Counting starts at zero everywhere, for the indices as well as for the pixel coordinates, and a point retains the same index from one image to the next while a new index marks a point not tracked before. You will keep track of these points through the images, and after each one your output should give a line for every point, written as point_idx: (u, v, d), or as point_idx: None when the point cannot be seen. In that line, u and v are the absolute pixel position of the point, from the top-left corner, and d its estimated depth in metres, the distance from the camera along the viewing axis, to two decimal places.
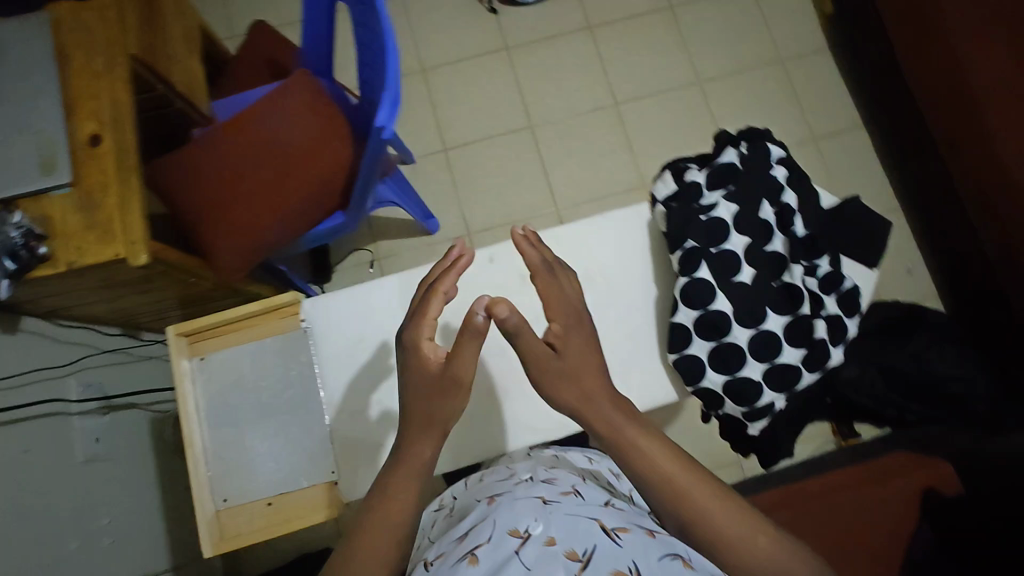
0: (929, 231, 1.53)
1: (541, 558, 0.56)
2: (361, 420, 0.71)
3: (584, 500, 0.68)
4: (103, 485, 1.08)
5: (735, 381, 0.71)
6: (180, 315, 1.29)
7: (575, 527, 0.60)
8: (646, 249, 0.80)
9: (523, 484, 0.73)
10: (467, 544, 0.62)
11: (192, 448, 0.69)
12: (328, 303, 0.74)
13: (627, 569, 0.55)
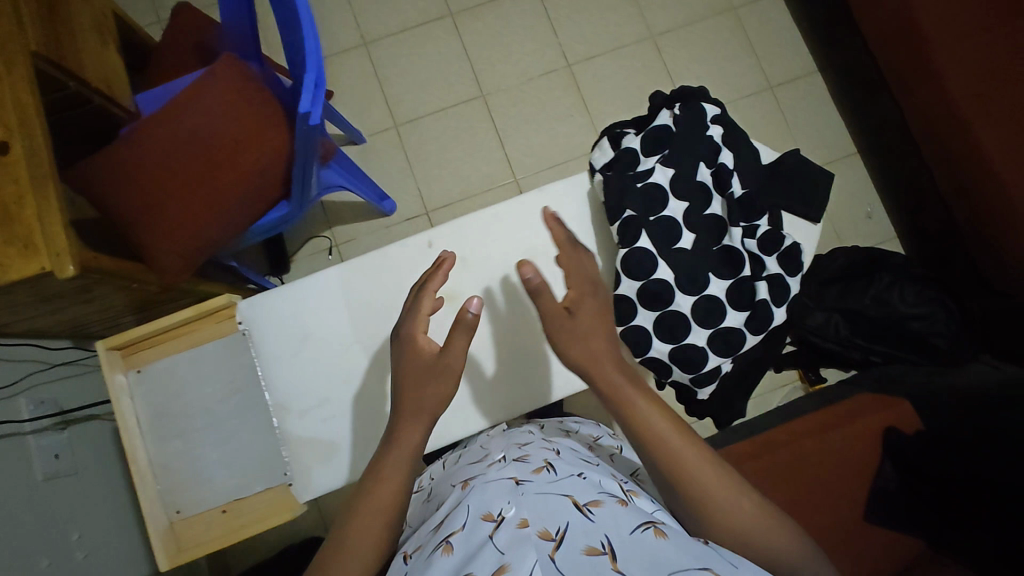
0: (886, 173, 1.53)
1: (513, 539, 0.53)
2: (309, 419, 0.73)
3: (557, 472, 0.64)
4: (69, 501, 1.05)
5: (679, 349, 0.73)
6: (132, 321, 1.25)
7: (546, 506, 0.57)
8: (586, 222, 0.80)
9: (496, 462, 0.69)
10: (440, 534, 0.59)
11: (137, 463, 0.69)
12: (269, 300, 0.74)
13: (601, 545, 0.52)
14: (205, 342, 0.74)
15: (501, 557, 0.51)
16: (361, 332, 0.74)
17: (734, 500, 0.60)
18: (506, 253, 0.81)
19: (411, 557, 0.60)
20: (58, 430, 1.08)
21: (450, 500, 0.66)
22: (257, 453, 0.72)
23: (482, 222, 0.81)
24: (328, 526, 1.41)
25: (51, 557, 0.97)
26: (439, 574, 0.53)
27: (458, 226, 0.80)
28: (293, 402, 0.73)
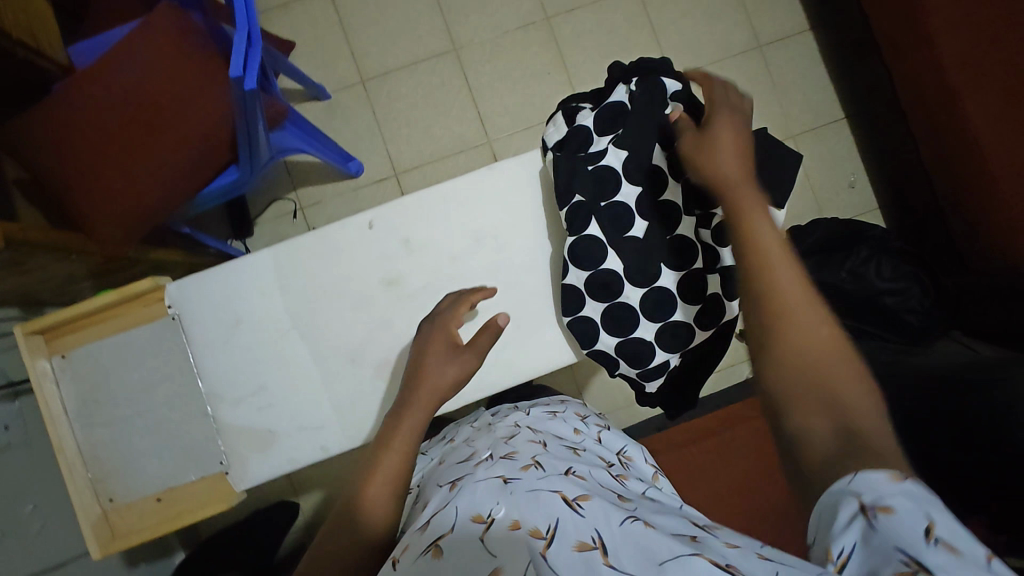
0: (872, 141, 1.48)
1: (506, 541, 0.51)
2: (242, 407, 0.75)
3: (545, 470, 0.63)
4: (22, 472, 1.04)
5: (625, 342, 0.73)
6: (84, 289, 1.20)
7: (535, 501, 0.56)
8: (536, 204, 0.77)
9: (484, 462, 0.68)
10: (428, 535, 0.55)
11: (63, 453, 0.72)
12: (198, 283, 0.75)
13: (591, 540, 0.51)
14: (132, 327, 0.75)
15: (494, 561, 0.50)
16: (297, 319, 0.76)
17: (813, 339, 0.57)
18: (451, 237, 0.77)
19: (396, 562, 0.55)
20: (9, 402, 1.06)
21: (437, 501, 0.62)
22: (191, 441, 0.74)
23: (424, 200, 0.77)
24: (299, 492, 1.42)
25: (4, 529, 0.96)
26: None
27: (397, 203, 0.77)
28: (224, 389, 0.76)
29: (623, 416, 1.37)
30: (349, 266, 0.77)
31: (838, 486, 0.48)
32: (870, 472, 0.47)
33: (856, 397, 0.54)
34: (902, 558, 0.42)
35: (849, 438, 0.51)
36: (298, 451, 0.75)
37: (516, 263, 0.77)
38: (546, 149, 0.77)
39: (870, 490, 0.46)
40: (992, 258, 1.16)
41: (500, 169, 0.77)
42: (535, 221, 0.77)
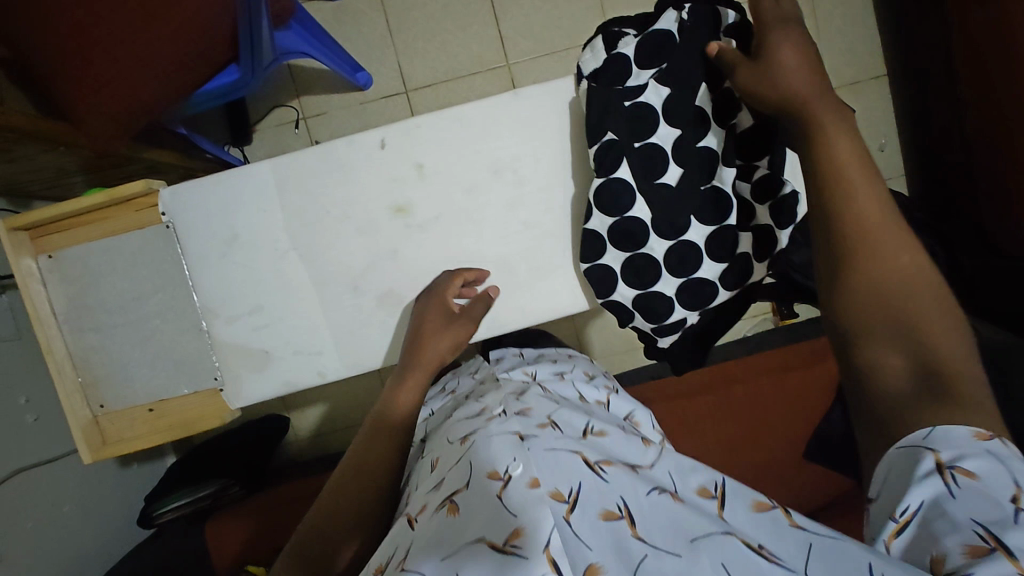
0: (912, 102, 1.39)
1: (525, 499, 0.50)
2: (238, 324, 0.73)
3: (561, 433, 0.63)
4: (13, 364, 1.03)
5: (644, 296, 0.71)
6: (74, 185, 1.14)
7: (555, 463, 0.56)
8: (563, 140, 0.72)
9: (497, 417, 0.66)
10: (446, 492, 0.57)
11: (52, 354, 0.70)
12: (191, 193, 0.71)
13: (617, 508, 0.52)
14: (123, 232, 0.71)
15: (515, 519, 0.49)
16: (301, 242, 0.72)
17: (892, 268, 0.55)
18: (467, 167, 0.72)
19: (415, 518, 0.57)
20: None
21: (448, 458, 0.63)
22: (187, 354, 0.73)
23: (441, 124, 0.71)
24: (291, 408, 1.43)
25: None
26: (449, 533, 0.51)
27: (413, 123, 0.71)
28: (220, 305, 0.73)
29: (617, 362, 1.37)
30: (356, 189, 0.72)
31: (911, 436, 0.49)
32: (954, 427, 0.47)
33: (939, 325, 0.53)
34: (977, 530, 0.41)
35: (928, 378, 0.51)
36: (295, 375, 0.74)
37: (532, 201, 0.73)
38: (581, 77, 0.71)
39: (950, 448, 0.46)
40: (1017, 239, 1.12)
41: (526, 96, 0.71)
42: (556, 158, 0.72)
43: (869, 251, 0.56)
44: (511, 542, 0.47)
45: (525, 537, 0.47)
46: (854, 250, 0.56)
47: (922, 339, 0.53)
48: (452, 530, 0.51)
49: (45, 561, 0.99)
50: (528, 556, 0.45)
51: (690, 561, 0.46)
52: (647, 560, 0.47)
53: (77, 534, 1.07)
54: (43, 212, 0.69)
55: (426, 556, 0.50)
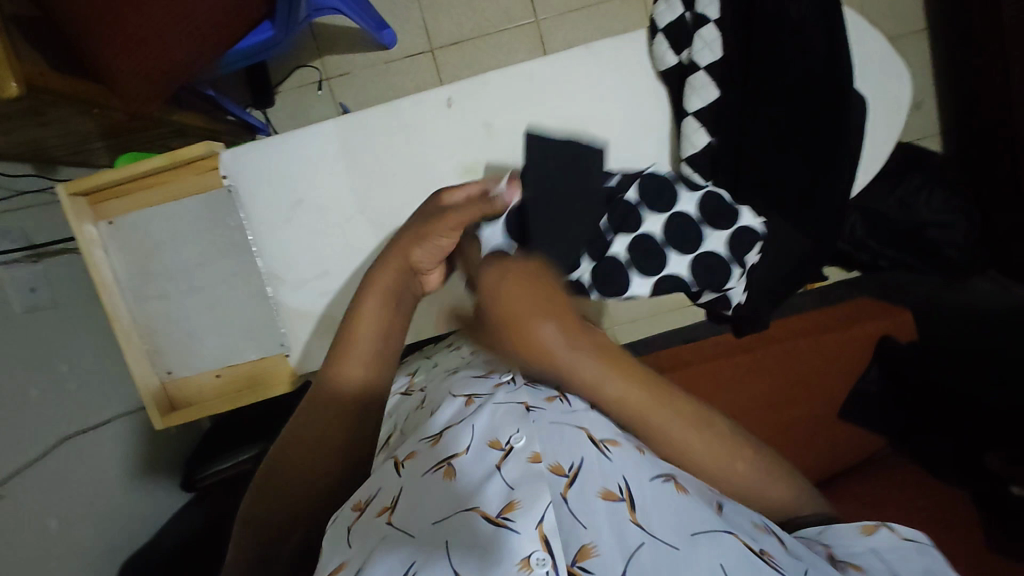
0: (950, 58, 1.35)
1: (525, 474, 0.49)
2: (303, 291, 0.74)
3: (571, 402, 0.57)
4: (54, 334, 1.03)
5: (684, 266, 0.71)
6: (102, 151, 1.12)
7: (559, 436, 0.52)
8: (628, 100, 0.74)
9: (504, 378, 0.62)
10: (440, 451, 0.54)
11: (119, 321, 0.72)
12: (251, 155, 0.73)
13: (617, 491, 0.48)
14: (183, 196, 0.73)
15: (510, 492, 0.48)
16: (366, 206, 0.74)
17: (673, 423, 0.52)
18: (538, 126, 0.73)
19: (404, 464, 0.55)
20: (33, 263, 1.02)
21: (449, 411, 0.59)
22: (243, 321, 0.75)
23: (511, 81, 0.73)
24: None
25: (40, 387, 0.97)
26: (442, 493, 0.50)
27: (479, 81, 0.73)
28: (286, 271, 0.74)
29: (648, 325, 1.38)
30: (425, 149, 0.73)
31: (805, 531, 0.55)
32: (841, 526, 0.54)
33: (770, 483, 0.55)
34: None
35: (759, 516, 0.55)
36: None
37: (603, 163, 0.74)
38: (653, 31, 0.73)
39: (838, 544, 0.52)
40: None
41: (594, 54, 0.72)
42: (635, 127, 0.74)
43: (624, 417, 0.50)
44: (504, 515, 0.46)
45: (518, 510, 0.46)
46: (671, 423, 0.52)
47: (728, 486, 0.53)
48: (446, 490, 0.50)
49: (97, 523, 1.02)
50: (518, 530, 0.45)
51: (688, 562, 0.43)
52: (640, 551, 0.44)
53: (125, 498, 1.10)
54: (104, 178, 0.71)
55: (415, 515, 0.49)
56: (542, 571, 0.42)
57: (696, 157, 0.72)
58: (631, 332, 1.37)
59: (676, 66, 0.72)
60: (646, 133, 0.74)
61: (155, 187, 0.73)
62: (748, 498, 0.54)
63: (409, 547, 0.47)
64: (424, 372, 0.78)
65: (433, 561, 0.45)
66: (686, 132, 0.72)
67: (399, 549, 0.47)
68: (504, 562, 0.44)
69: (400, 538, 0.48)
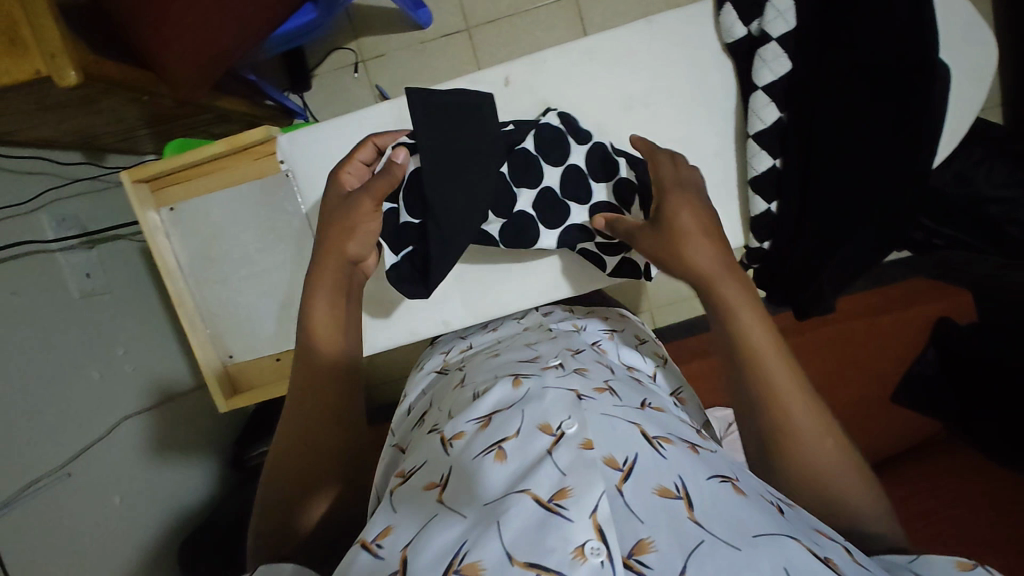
0: (1015, 24, 1.27)
1: (577, 460, 0.46)
2: None
3: (620, 399, 0.56)
4: (109, 319, 1.06)
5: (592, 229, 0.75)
6: (147, 138, 1.13)
7: (611, 428, 0.50)
8: (684, 78, 0.76)
9: (554, 369, 0.60)
10: (490, 433, 0.52)
11: (184, 305, 0.76)
12: (312, 144, 0.73)
13: (674, 487, 0.45)
14: (242, 182, 0.75)
15: (562, 478, 0.45)
16: None
17: (784, 384, 0.56)
18: (597, 103, 0.77)
19: (451, 443, 0.53)
20: (87, 249, 1.04)
21: (495, 395, 0.57)
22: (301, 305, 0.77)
23: (570, 59, 0.76)
24: None
25: (101, 369, 1.01)
26: (494, 483, 0.47)
27: (538, 58, 0.76)
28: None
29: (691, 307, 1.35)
30: None
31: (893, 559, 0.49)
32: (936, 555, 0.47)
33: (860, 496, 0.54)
34: None
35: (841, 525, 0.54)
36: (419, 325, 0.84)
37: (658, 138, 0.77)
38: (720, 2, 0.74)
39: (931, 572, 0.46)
40: None
41: (653, 29, 0.75)
42: (687, 100, 0.77)
43: (750, 344, 0.57)
44: (557, 501, 0.43)
45: (571, 498, 0.43)
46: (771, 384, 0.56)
47: (806, 451, 0.55)
48: (497, 480, 0.47)
49: (153, 500, 1.06)
50: (572, 518, 0.42)
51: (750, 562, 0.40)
52: (701, 548, 0.40)
53: (179, 476, 1.14)
54: (165, 165, 0.74)
55: (467, 497, 0.47)
56: (597, 560, 0.40)
57: (763, 133, 0.72)
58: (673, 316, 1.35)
59: (745, 39, 0.73)
60: (695, 108, 0.77)
61: (216, 171, 0.76)
62: (829, 475, 0.54)
63: (459, 525, 0.45)
64: (461, 352, 0.79)
65: (483, 537, 0.42)
66: (755, 107, 0.72)
67: (449, 527, 0.45)
68: (556, 549, 0.40)
69: (448, 515, 0.46)
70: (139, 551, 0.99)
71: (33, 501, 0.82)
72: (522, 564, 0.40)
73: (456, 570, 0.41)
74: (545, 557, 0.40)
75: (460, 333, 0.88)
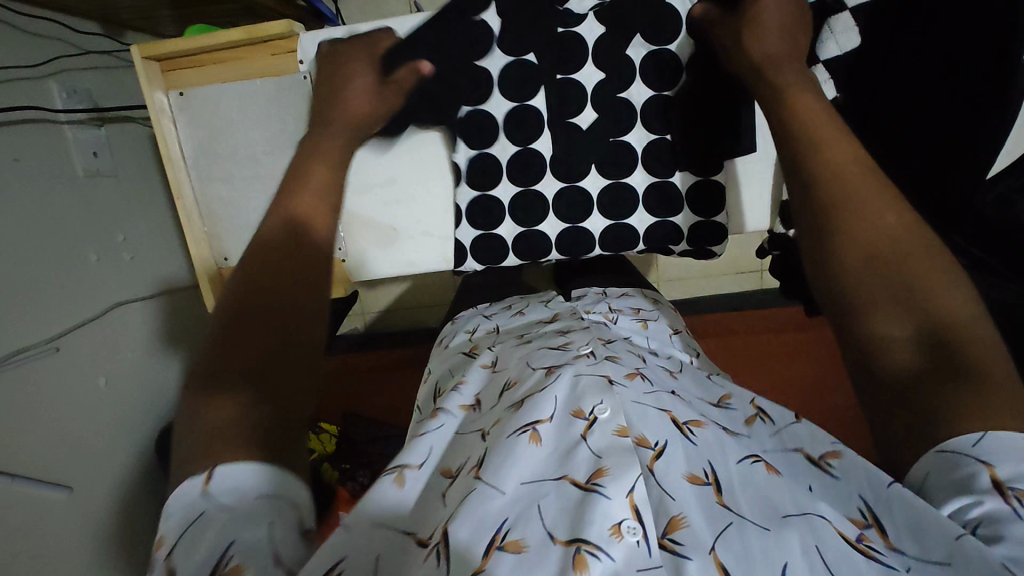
0: None
1: (613, 444, 0.43)
2: (369, 200, 0.86)
3: (651, 383, 0.53)
4: (110, 201, 1.04)
5: (657, 223, 0.80)
6: (169, 19, 1.07)
7: (643, 409, 0.46)
8: None
9: (585, 357, 0.56)
10: (522, 416, 0.46)
11: (182, 198, 0.81)
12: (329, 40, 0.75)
13: (704, 475, 0.42)
14: (258, 76, 0.77)
15: (598, 460, 0.42)
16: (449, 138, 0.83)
17: (865, 235, 0.45)
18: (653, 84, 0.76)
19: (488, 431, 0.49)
20: (96, 128, 1.01)
21: (531, 382, 0.52)
22: None
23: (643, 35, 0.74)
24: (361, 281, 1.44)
25: (98, 252, 1.00)
26: (530, 467, 0.43)
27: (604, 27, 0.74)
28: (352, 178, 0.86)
29: (691, 286, 1.32)
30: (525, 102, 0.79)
31: (956, 441, 0.36)
32: None
33: (951, 306, 0.41)
34: None
35: (940, 346, 0.39)
36: (419, 257, 0.87)
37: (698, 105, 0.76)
38: None
39: None
40: None
41: None
42: None
43: (843, 249, 0.46)
44: (594, 481, 0.40)
45: (608, 477, 0.40)
46: (819, 211, 0.48)
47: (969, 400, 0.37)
48: (534, 466, 0.43)
49: (138, 391, 1.07)
50: (609, 496, 0.39)
51: (776, 543, 0.36)
52: (730, 530, 0.38)
53: (166, 369, 1.15)
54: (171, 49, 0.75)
55: (509, 464, 0.42)
56: (632, 540, 0.37)
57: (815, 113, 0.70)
58: (676, 290, 1.33)
59: None
60: None
61: (230, 60, 0.77)
62: (874, 321, 0.43)
63: (497, 500, 0.40)
64: (490, 334, 0.72)
65: (525, 516, 0.39)
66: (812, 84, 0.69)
67: (482, 502, 0.40)
68: (595, 522, 0.38)
69: (282, 507, 0.37)
70: (120, 432, 1.01)
71: (18, 368, 0.82)
72: (564, 543, 0.37)
73: (499, 546, 0.37)
74: (583, 530, 0.37)
75: (483, 313, 0.82)
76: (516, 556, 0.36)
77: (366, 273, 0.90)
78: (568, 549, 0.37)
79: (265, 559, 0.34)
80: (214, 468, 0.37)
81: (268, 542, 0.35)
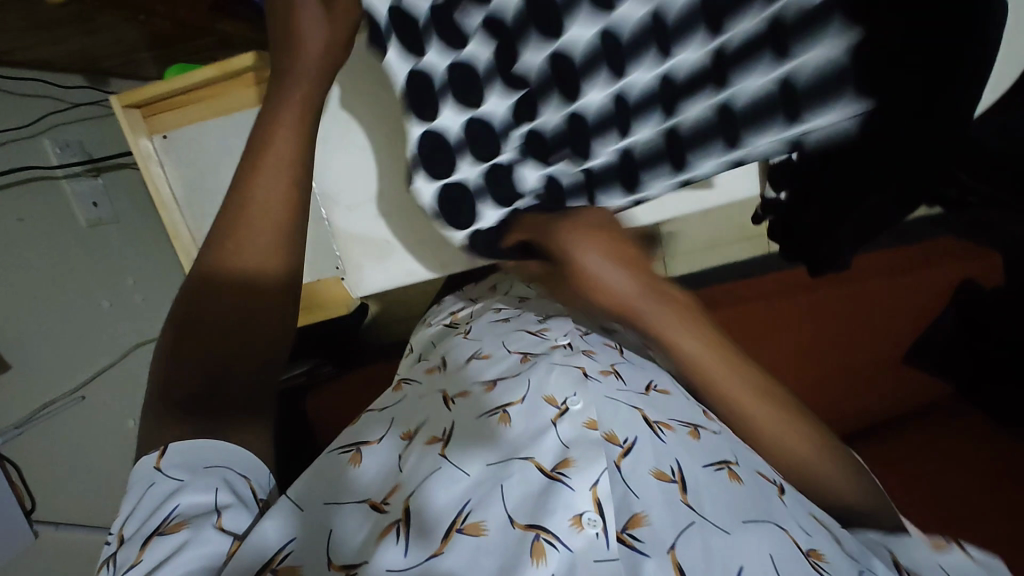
0: None
1: (580, 436, 0.46)
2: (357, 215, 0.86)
3: (625, 382, 0.55)
4: (116, 247, 1.06)
5: None
6: (151, 62, 1.09)
7: (615, 408, 0.49)
8: None
9: (561, 346, 0.58)
10: (495, 398, 0.52)
11: (180, 238, 0.83)
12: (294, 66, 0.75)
13: (671, 472, 0.45)
14: (235, 109, 0.78)
15: (565, 449, 0.45)
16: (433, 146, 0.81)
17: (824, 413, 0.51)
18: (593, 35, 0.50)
19: (454, 401, 0.53)
20: (92, 178, 1.03)
21: (504, 366, 0.57)
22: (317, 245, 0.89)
23: None
24: None
25: (110, 299, 1.02)
26: (497, 450, 0.46)
27: None
28: (339, 196, 0.85)
29: (697, 260, 1.32)
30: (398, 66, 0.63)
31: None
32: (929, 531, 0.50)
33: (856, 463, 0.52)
34: None
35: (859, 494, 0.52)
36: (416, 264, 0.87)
37: None
38: None
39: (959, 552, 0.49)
40: None
41: None
42: None
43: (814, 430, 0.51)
44: (559, 470, 0.44)
45: (574, 467, 0.44)
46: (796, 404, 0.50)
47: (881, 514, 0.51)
48: (500, 446, 0.47)
49: None
50: (573, 486, 0.43)
51: (734, 545, 0.41)
52: (691, 528, 0.41)
53: None
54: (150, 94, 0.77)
55: (475, 450, 0.46)
56: (593, 531, 0.40)
57: None
58: (682, 267, 1.32)
59: None
60: None
61: (207, 97, 0.78)
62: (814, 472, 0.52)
63: (464, 481, 0.44)
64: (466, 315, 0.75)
65: (488, 499, 0.42)
66: None
67: (450, 480, 0.44)
68: (556, 512, 0.41)
69: (225, 478, 0.45)
70: None
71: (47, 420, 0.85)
72: (523, 526, 0.41)
73: (459, 528, 0.41)
74: (543, 519, 0.41)
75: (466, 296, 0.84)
76: (475, 539, 0.40)
77: (365, 289, 0.89)
78: (527, 534, 0.40)
79: (206, 522, 0.41)
80: (165, 446, 0.45)
81: (211, 508, 0.42)
